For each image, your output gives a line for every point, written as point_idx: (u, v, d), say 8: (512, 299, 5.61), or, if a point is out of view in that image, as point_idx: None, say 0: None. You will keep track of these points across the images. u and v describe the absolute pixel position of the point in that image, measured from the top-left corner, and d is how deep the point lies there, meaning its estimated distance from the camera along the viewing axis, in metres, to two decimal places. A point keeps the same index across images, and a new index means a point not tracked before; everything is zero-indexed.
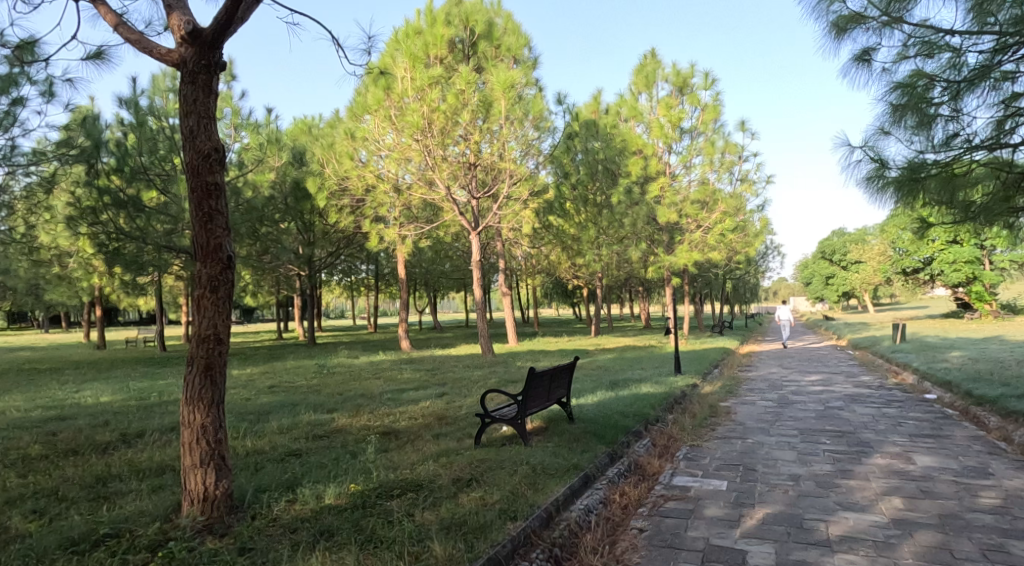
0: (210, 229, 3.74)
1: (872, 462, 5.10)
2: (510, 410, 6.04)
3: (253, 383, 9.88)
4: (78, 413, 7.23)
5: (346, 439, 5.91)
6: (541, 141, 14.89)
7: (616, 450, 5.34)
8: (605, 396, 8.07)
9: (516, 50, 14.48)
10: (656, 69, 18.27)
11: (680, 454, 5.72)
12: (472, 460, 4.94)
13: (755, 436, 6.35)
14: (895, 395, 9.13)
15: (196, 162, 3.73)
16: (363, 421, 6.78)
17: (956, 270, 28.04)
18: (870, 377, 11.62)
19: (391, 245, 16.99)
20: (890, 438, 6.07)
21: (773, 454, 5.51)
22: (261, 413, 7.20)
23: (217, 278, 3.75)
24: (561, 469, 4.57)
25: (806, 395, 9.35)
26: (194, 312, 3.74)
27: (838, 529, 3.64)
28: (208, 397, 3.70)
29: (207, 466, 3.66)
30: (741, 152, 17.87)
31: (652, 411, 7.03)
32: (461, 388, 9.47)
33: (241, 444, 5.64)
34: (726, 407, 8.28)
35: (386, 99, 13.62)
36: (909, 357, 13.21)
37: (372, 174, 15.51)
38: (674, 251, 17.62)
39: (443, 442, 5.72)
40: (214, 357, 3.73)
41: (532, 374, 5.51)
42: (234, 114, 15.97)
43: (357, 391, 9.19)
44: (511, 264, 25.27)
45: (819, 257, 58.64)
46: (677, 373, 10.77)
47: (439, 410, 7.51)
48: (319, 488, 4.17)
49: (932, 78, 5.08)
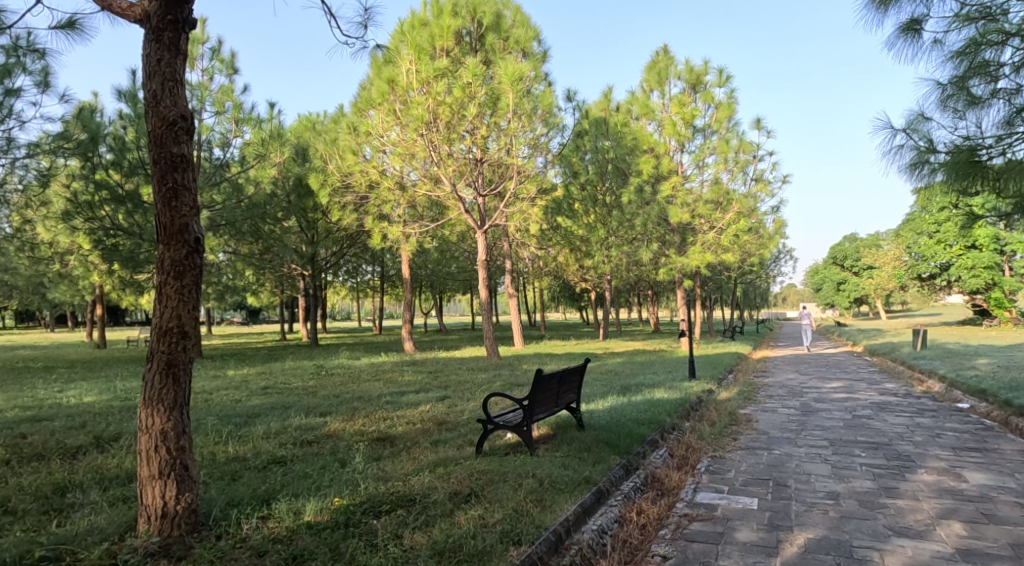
0: (174, 206, 3.28)
1: (918, 479, 4.58)
2: (514, 416, 5.54)
3: (247, 384, 9.46)
4: (55, 414, 6.79)
5: (336, 445, 5.45)
6: (550, 138, 14.40)
7: (631, 461, 4.85)
8: (617, 401, 7.57)
9: (525, 42, 14.09)
10: (669, 66, 17.82)
11: (701, 466, 5.22)
12: (472, 471, 4.45)
13: (781, 447, 5.82)
14: (925, 404, 8.55)
15: (159, 131, 3.28)
16: (357, 426, 6.32)
17: (974, 275, 27.30)
18: (893, 385, 11.06)
19: (395, 244, 16.51)
20: (932, 451, 5.52)
21: (805, 468, 4.99)
22: (249, 416, 6.74)
23: (182, 263, 3.30)
24: (570, 483, 4.10)
25: (830, 403, 8.79)
26: (156, 301, 3.29)
27: (895, 560, 3.14)
28: (169, 399, 3.25)
29: (166, 478, 3.21)
30: (756, 150, 17.32)
31: (668, 418, 6.52)
32: (464, 392, 8.99)
33: (222, 451, 5.18)
34: (746, 415, 7.76)
35: (390, 93, 13.43)
36: (933, 364, 12.60)
37: (376, 172, 15.08)
38: (686, 252, 17.08)
39: (440, 450, 5.24)
40: (176, 353, 3.27)
41: (538, 377, 5.02)
42: (235, 108, 15.62)
43: (355, 393, 8.72)
44: (519, 266, 24.86)
45: (830, 262, 57.86)
46: (692, 378, 10.26)
47: (439, 414, 7.04)
48: (299, 502, 3.70)
49: (996, 47, 4.66)
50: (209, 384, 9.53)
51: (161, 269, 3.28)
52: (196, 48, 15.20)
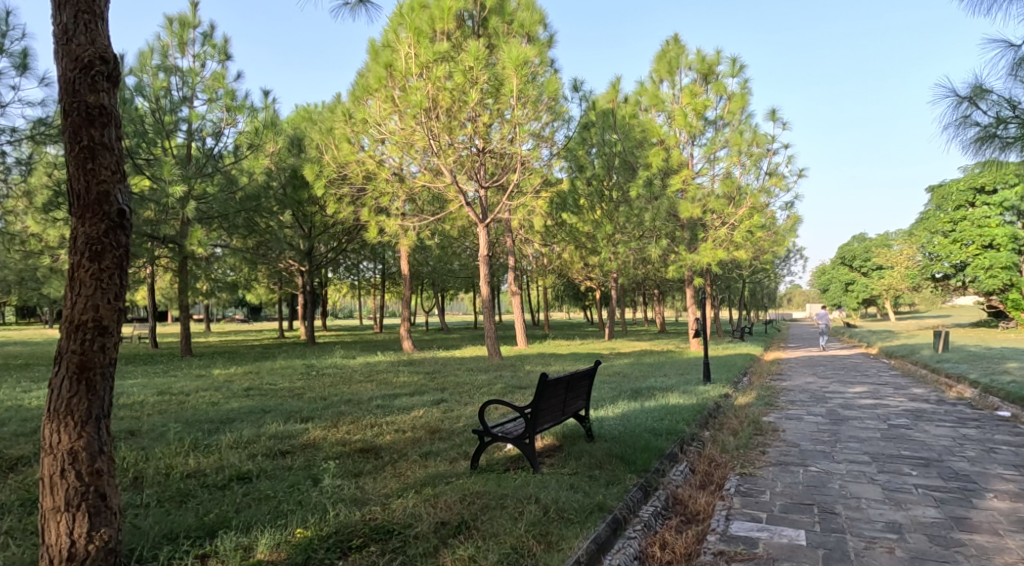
0: (90, 170, 2.62)
1: (990, 506, 3.89)
2: (515, 426, 4.86)
3: (230, 385, 8.82)
4: (10, 417, 6.19)
5: (312, 458, 4.80)
6: (555, 129, 13.70)
7: (650, 480, 4.21)
8: (629, 407, 6.92)
9: (530, 26, 13.30)
10: (680, 55, 17.14)
11: (729, 486, 4.53)
12: (464, 493, 3.77)
13: (818, 463, 5.13)
14: (964, 412, 7.81)
15: (70, 75, 2.61)
16: (340, 434, 5.68)
17: (990, 276, 26.10)
18: (921, 390, 10.32)
19: (393, 239, 15.82)
20: (993, 470, 4.82)
21: (851, 489, 4.30)
22: (223, 421, 6.11)
23: (98, 241, 2.63)
24: (582, 509, 3.46)
25: (859, 410, 8.08)
26: (68, 287, 2.64)
27: None
28: (81, 411, 2.58)
29: (75, 510, 2.55)
30: (770, 143, 16.57)
31: (687, 428, 5.83)
32: (462, 395, 8.32)
33: (180, 464, 4.55)
34: (770, 423, 7.08)
35: (388, 79, 12.78)
36: (961, 368, 11.81)
37: (373, 162, 14.42)
38: (697, 249, 16.34)
39: (430, 466, 4.60)
40: (90, 353, 2.60)
41: (543, 382, 4.35)
42: (227, 95, 15.03)
43: (344, 396, 8.05)
44: (522, 264, 24.22)
45: (839, 263, 56.81)
46: (707, 382, 9.59)
47: (433, 420, 6.40)
48: (251, 535, 3.06)
49: None
50: (190, 384, 8.90)
51: (73, 249, 2.61)
52: (187, 32, 14.61)
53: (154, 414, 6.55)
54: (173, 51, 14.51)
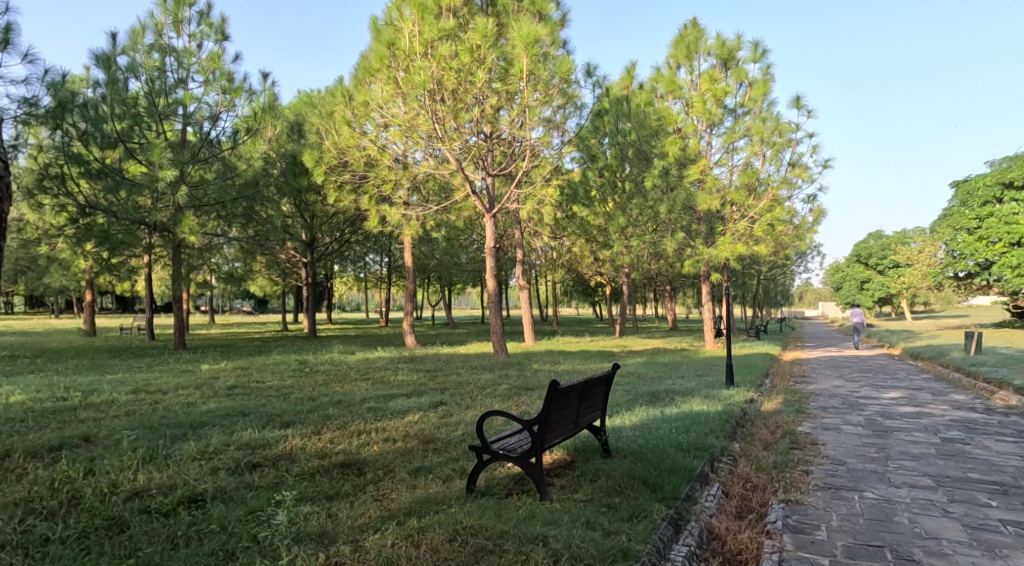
0: None
1: None
2: (520, 441, 4.16)
3: (212, 383, 8.13)
4: None
5: (282, 474, 4.12)
6: (567, 114, 12.86)
7: (681, 511, 3.49)
8: (648, 414, 6.17)
9: (541, 4, 12.52)
10: (698, 39, 16.28)
11: (773, 515, 3.81)
12: (455, 530, 3.05)
13: (875, 487, 4.38)
14: (1021, 424, 7.01)
15: None
16: (320, 443, 5.00)
17: (1018, 275, 25.01)
18: (962, 396, 9.50)
19: (395, 228, 15.05)
20: None
21: (926, 526, 3.56)
22: (190, 427, 5.41)
23: None
24: (601, 557, 2.74)
25: (902, 420, 7.27)
26: None
27: None
28: None
29: None
30: (794, 132, 15.70)
31: (716, 441, 5.10)
32: (463, 397, 7.61)
33: (128, 480, 3.87)
34: (806, 434, 6.31)
35: (390, 58, 11.99)
36: (1001, 372, 10.94)
37: (375, 149, 13.58)
38: (716, 242, 15.48)
39: (420, 486, 3.90)
40: None
41: (553, 389, 3.63)
42: (225, 76, 14.35)
43: (334, 397, 7.37)
44: (529, 258, 23.38)
45: (854, 261, 55.47)
46: (729, 385, 8.82)
47: (428, 426, 5.72)
48: None
49: None
50: (170, 381, 8.24)
51: None
52: (182, 10, 13.90)
53: (121, 416, 5.92)
54: (168, 30, 13.82)
